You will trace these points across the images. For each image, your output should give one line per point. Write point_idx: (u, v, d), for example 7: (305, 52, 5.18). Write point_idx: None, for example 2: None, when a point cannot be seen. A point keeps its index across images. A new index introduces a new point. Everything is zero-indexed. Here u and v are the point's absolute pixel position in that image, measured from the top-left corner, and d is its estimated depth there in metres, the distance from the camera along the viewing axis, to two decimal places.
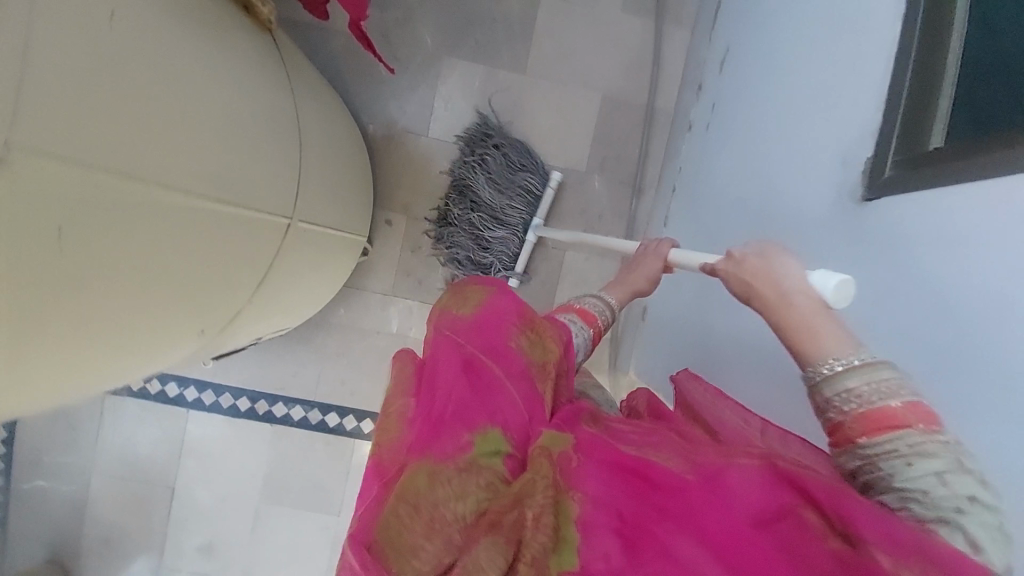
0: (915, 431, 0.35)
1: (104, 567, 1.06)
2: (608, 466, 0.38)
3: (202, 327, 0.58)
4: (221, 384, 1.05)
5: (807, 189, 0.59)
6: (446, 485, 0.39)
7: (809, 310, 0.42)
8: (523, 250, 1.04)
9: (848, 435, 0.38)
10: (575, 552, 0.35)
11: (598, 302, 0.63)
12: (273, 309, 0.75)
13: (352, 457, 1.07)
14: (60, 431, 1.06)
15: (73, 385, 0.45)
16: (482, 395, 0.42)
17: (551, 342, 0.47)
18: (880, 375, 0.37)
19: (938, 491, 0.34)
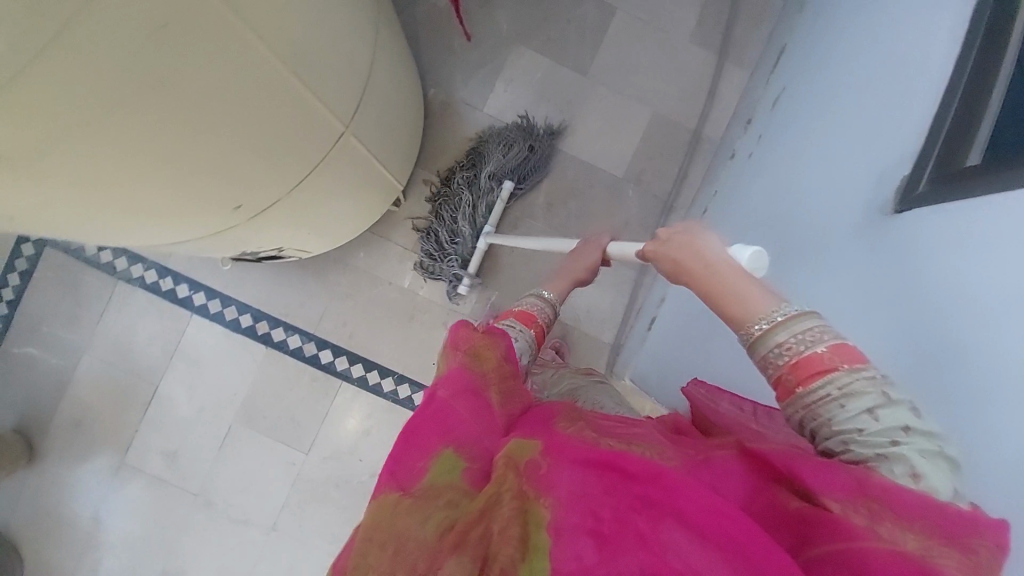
0: (841, 372, 0.36)
1: (68, 448, 1.07)
2: (576, 460, 0.37)
3: (239, 203, 0.61)
4: (229, 297, 1.08)
5: (840, 218, 0.60)
6: (408, 507, 0.38)
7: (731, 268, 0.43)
8: (473, 256, 1.05)
9: (787, 387, 0.38)
10: (547, 557, 0.34)
11: (538, 301, 0.65)
12: (297, 222, 0.77)
13: (334, 398, 1.08)
14: (64, 305, 1.08)
15: (108, 196, 0.47)
16: (436, 418, 0.44)
17: (489, 351, 0.50)
18: (803, 325, 0.38)
19: (871, 427, 0.35)
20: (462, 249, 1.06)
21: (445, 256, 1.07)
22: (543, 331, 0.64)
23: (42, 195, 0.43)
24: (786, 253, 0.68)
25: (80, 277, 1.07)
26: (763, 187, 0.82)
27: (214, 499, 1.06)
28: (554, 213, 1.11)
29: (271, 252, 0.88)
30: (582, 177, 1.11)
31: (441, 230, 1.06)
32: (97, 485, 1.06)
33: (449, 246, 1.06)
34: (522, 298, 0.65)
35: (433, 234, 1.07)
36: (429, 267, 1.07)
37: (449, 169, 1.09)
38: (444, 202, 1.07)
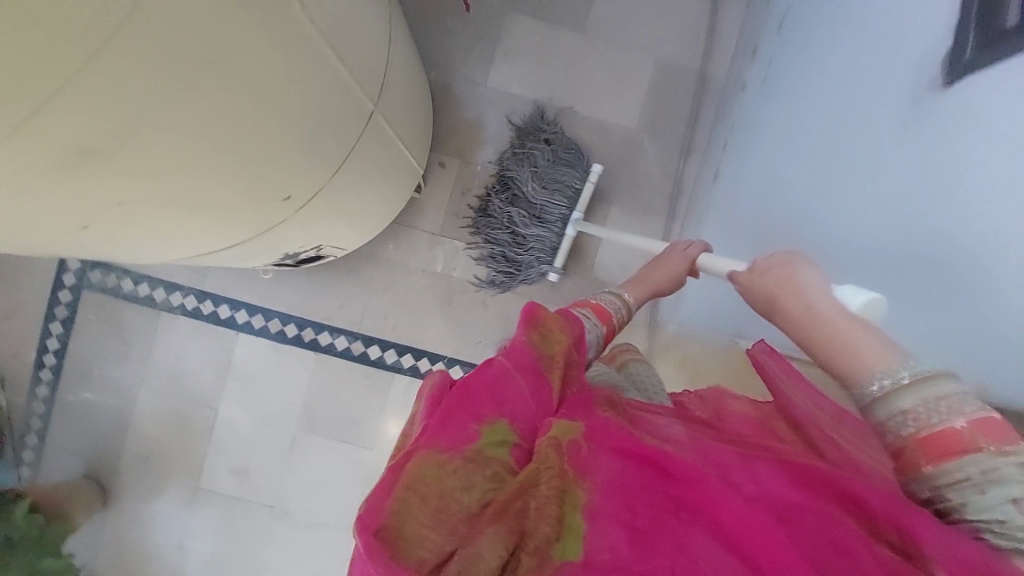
0: (985, 454, 0.36)
1: (139, 483, 1.08)
2: (619, 453, 0.40)
3: (287, 195, 0.61)
4: (270, 310, 1.09)
5: (878, 135, 0.57)
6: (455, 471, 0.38)
7: (846, 322, 0.46)
8: (561, 245, 1.04)
9: (913, 462, 0.39)
10: (581, 542, 0.36)
11: (615, 301, 0.68)
12: (336, 213, 0.77)
13: (390, 392, 1.09)
14: (111, 344, 1.09)
15: (174, 191, 0.48)
16: (493, 385, 0.42)
17: (560, 335, 0.48)
18: (933, 391, 0.39)
19: (1016, 520, 0.34)
20: (540, 253, 1.05)
21: (523, 268, 1.06)
22: (616, 329, 0.66)
23: (117, 192, 0.44)
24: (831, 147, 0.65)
25: (121, 314, 1.08)
26: (794, 109, 0.77)
27: (291, 508, 1.08)
28: None
29: (311, 253, 0.88)
30: (596, 134, 1.10)
31: (506, 247, 1.06)
32: (172, 516, 1.08)
33: (522, 258, 1.05)
34: (592, 297, 0.67)
35: (499, 255, 1.07)
36: (502, 281, 1.08)
37: (483, 196, 1.08)
38: (494, 228, 1.06)
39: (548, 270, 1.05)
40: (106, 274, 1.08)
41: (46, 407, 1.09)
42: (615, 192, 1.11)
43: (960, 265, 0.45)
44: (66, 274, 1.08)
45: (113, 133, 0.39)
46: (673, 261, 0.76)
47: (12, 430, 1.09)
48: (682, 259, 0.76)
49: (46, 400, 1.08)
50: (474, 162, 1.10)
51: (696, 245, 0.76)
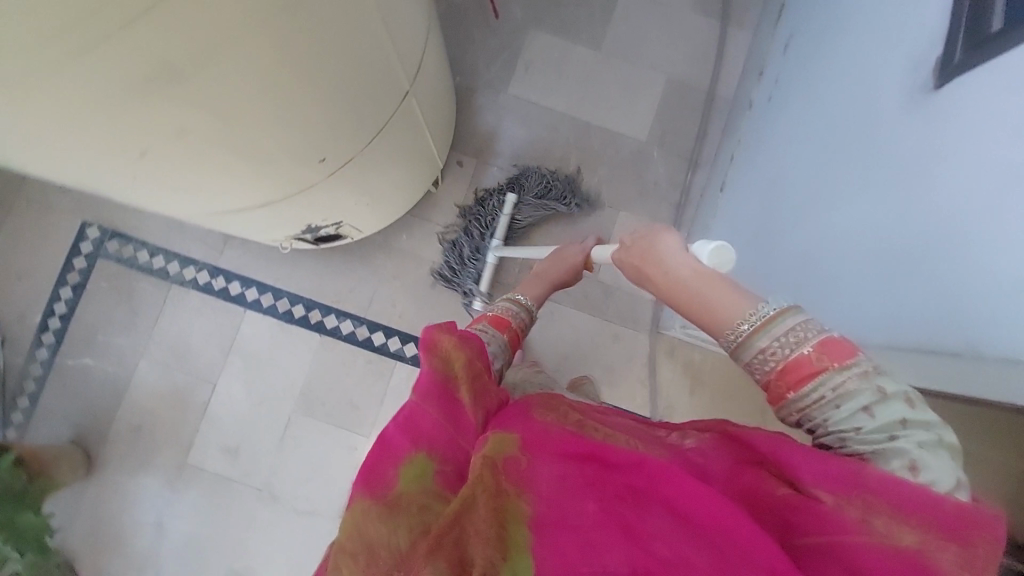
0: (831, 371, 0.41)
1: (129, 454, 1.07)
2: (559, 455, 0.41)
3: (323, 156, 0.64)
4: (280, 290, 1.10)
5: (866, 146, 0.62)
6: (380, 515, 0.41)
7: (703, 279, 0.50)
8: (485, 272, 1.08)
9: (780, 393, 0.44)
10: (528, 555, 0.37)
11: (511, 305, 0.70)
12: (361, 189, 0.80)
13: (391, 379, 1.09)
14: (119, 312, 1.09)
15: (226, 127, 0.51)
16: (407, 425, 0.47)
17: (457, 353, 0.52)
18: (784, 327, 0.43)
19: (867, 425, 0.40)
20: (482, 267, 1.09)
21: (464, 273, 1.09)
22: (519, 334, 0.69)
23: (177, 116, 0.47)
24: (830, 152, 0.69)
25: (132, 284, 1.10)
26: (802, 116, 0.81)
27: (279, 492, 1.06)
28: (585, 179, 1.15)
29: (330, 230, 0.89)
30: (608, 144, 1.16)
31: (466, 246, 1.10)
32: (158, 491, 1.06)
33: (470, 263, 1.09)
34: (489, 308, 0.70)
35: (457, 251, 1.10)
36: (446, 276, 1.10)
37: (485, 190, 1.13)
38: (475, 223, 1.11)
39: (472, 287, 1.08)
40: (123, 244, 1.10)
41: (43, 371, 1.08)
42: (623, 200, 1.15)
43: (919, 261, 0.52)
44: (83, 241, 1.11)
45: (190, 53, 0.41)
46: (572, 256, 0.79)
47: (4, 391, 1.08)
48: (580, 253, 0.80)
49: (45, 363, 1.08)
50: (490, 162, 1.15)
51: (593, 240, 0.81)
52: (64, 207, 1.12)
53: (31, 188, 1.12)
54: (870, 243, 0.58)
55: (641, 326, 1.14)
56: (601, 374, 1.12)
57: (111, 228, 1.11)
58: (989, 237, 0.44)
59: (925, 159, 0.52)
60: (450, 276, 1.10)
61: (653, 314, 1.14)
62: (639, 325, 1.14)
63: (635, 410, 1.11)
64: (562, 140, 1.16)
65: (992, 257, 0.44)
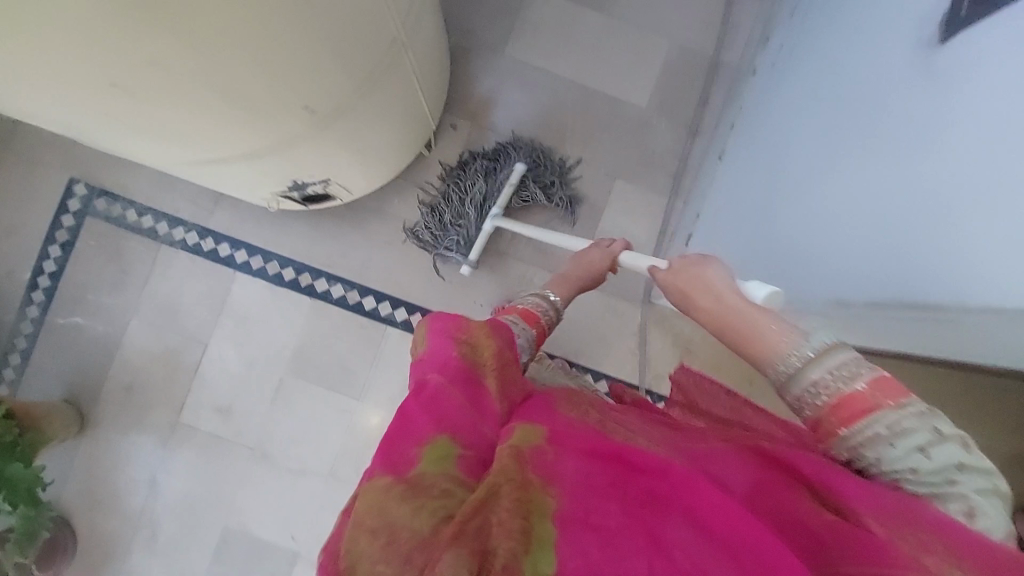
0: (886, 410, 0.40)
1: (122, 412, 1.08)
2: (582, 453, 0.40)
3: (307, 104, 0.62)
4: (271, 252, 1.09)
5: (871, 109, 0.60)
6: (402, 496, 0.39)
7: (751, 309, 0.50)
8: (478, 238, 1.05)
9: (830, 429, 0.43)
10: (553, 552, 0.34)
11: (539, 301, 0.69)
12: (351, 145, 0.78)
13: (382, 344, 1.09)
14: (108, 271, 1.09)
15: (202, 64, 0.49)
16: (429, 404, 0.45)
17: (486, 340, 0.53)
18: (836, 360, 0.43)
19: (925, 466, 0.39)
20: (464, 233, 1.06)
21: (444, 237, 1.07)
22: (545, 332, 0.68)
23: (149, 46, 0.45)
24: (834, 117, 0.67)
25: (121, 243, 1.08)
26: (809, 76, 0.78)
27: (271, 452, 1.07)
28: (583, 146, 1.13)
29: (318, 188, 0.88)
30: (607, 111, 1.14)
31: (447, 210, 1.07)
32: (152, 449, 1.07)
33: (451, 227, 1.06)
34: (516, 300, 0.69)
35: (437, 214, 1.07)
36: (423, 239, 1.08)
37: (469, 154, 1.10)
38: (458, 187, 1.07)
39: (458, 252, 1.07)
40: (111, 202, 1.09)
41: (34, 329, 1.08)
42: (621, 169, 1.13)
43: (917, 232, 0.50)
44: (71, 198, 1.09)
45: None
46: (594, 255, 0.78)
47: None
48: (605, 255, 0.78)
49: (35, 321, 1.08)
50: (486, 127, 1.13)
51: (619, 245, 0.78)
52: (51, 163, 1.10)
53: (17, 142, 1.10)
54: (865, 207, 0.57)
55: (634, 297, 1.14)
56: (593, 343, 1.13)
57: (99, 186, 1.09)
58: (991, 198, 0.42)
59: (930, 117, 0.50)
60: (428, 239, 1.07)
61: (646, 286, 1.13)
62: (632, 296, 1.13)
63: (626, 380, 1.12)
64: (560, 105, 1.13)
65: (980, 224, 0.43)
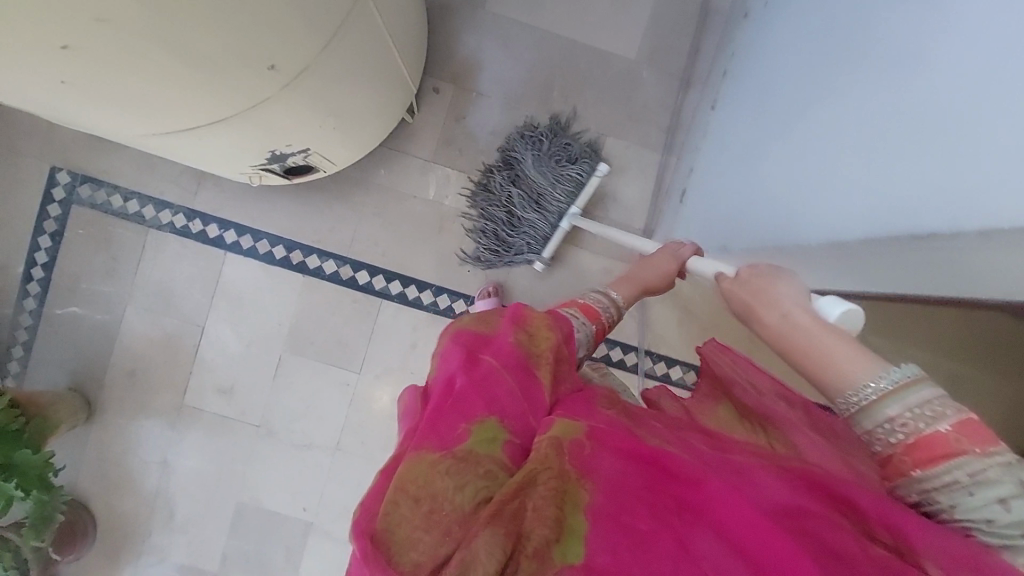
0: (971, 456, 0.36)
1: (127, 398, 1.09)
2: (621, 454, 0.41)
3: (271, 63, 0.59)
4: (259, 231, 1.08)
5: (866, 39, 0.56)
6: (447, 470, 0.41)
7: (827, 334, 0.46)
8: (554, 237, 1.04)
9: (901, 467, 0.39)
10: (582, 544, 0.37)
11: (602, 298, 0.65)
12: (322, 108, 0.75)
13: (379, 318, 1.08)
14: (100, 259, 1.08)
15: (153, 20, 0.47)
16: (481, 386, 0.45)
17: (547, 332, 0.51)
18: (918, 397, 0.39)
19: (1002, 518, 0.35)
20: (532, 239, 1.04)
21: (513, 248, 1.05)
22: (606, 329, 0.64)
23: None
24: (829, 53, 0.63)
25: (109, 230, 1.08)
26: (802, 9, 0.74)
27: (276, 428, 1.08)
28: (572, 104, 1.09)
29: (298, 159, 0.85)
30: (595, 65, 1.09)
31: (498, 225, 1.05)
32: (159, 432, 1.09)
33: (513, 239, 1.04)
34: (578, 296, 0.65)
35: (489, 233, 1.06)
36: (487, 258, 1.07)
37: (484, 170, 1.07)
38: (492, 205, 1.05)
39: (534, 258, 1.05)
40: (95, 189, 1.07)
41: (33, 320, 1.09)
42: (612, 126, 1.09)
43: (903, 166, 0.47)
44: (55, 187, 1.08)
45: None
46: (661, 261, 0.76)
47: None
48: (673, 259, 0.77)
49: (33, 313, 1.09)
50: (470, 89, 1.09)
51: (688, 250, 0.77)
52: (31, 151, 1.08)
53: None
54: (859, 143, 0.54)
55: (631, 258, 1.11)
56: None
57: (81, 172, 1.07)
58: (981, 114, 0.39)
59: (926, 29, 0.47)
60: (495, 256, 1.06)
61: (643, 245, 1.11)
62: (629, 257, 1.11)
63: (625, 341, 1.11)
64: (545, 61, 1.09)
65: (979, 130, 0.39)
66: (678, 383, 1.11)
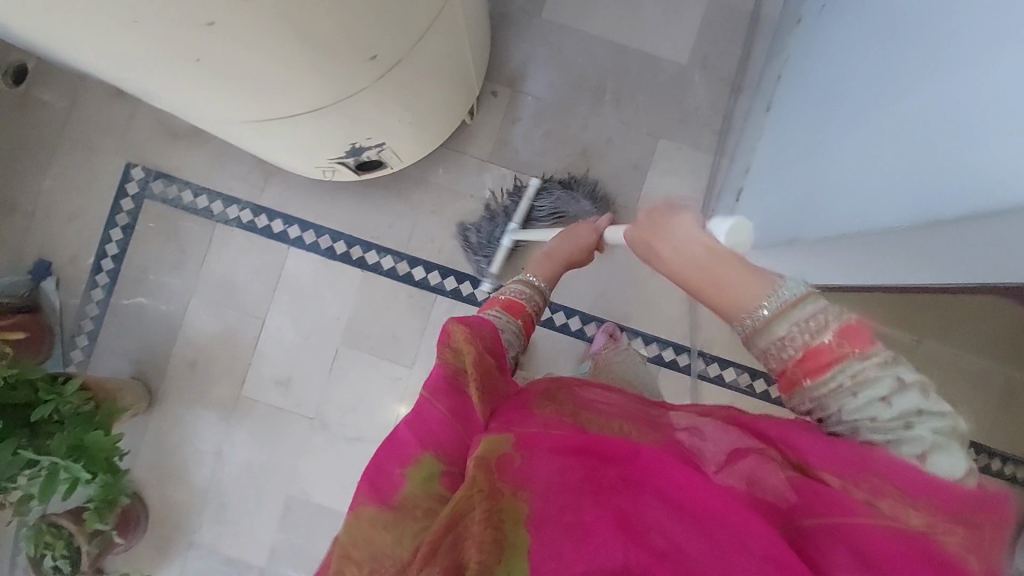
0: (851, 359, 0.44)
1: (186, 388, 1.12)
2: (553, 451, 0.43)
3: (372, 54, 0.63)
4: (322, 227, 1.11)
5: (932, 48, 0.55)
6: (387, 521, 0.42)
7: (715, 259, 0.53)
8: (498, 253, 1.07)
9: (795, 379, 0.46)
10: (526, 555, 0.38)
11: (523, 288, 0.71)
12: (403, 103, 0.78)
13: (433, 312, 1.10)
14: (168, 252, 1.12)
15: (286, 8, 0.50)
16: (414, 426, 0.48)
17: (466, 344, 0.52)
18: (803, 314, 0.46)
19: (883, 414, 0.42)
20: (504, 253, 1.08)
21: (485, 250, 1.09)
22: (531, 320, 0.70)
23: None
24: (892, 52, 0.63)
25: (177, 224, 1.12)
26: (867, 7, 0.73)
27: (329, 421, 1.09)
28: (624, 107, 1.12)
29: (371, 154, 0.89)
30: (647, 69, 1.12)
31: (500, 224, 1.08)
32: (215, 421, 1.11)
33: (495, 242, 1.08)
34: (500, 292, 0.71)
35: (490, 224, 1.09)
36: (469, 241, 1.10)
37: (547, 175, 1.11)
38: (516, 204, 1.09)
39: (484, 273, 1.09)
40: (167, 185, 1.12)
41: (100, 310, 1.13)
42: (663, 127, 1.12)
43: (965, 167, 0.47)
44: (128, 182, 1.13)
45: None
46: (585, 236, 0.82)
47: (63, 330, 1.13)
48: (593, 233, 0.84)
49: (100, 303, 1.13)
50: (525, 92, 1.13)
51: (605, 222, 0.85)
52: (107, 148, 1.14)
53: (74, 130, 1.14)
54: (915, 147, 0.54)
55: None
56: (641, 306, 1.12)
57: (155, 169, 1.13)
58: None
59: (994, 40, 0.46)
60: (470, 248, 1.09)
61: None
62: None
63: (676, 341, 1.11)
64: (598, 66, 1.12)
65: (1019, 132, 0.41)
66: (731, 384, 1.10)
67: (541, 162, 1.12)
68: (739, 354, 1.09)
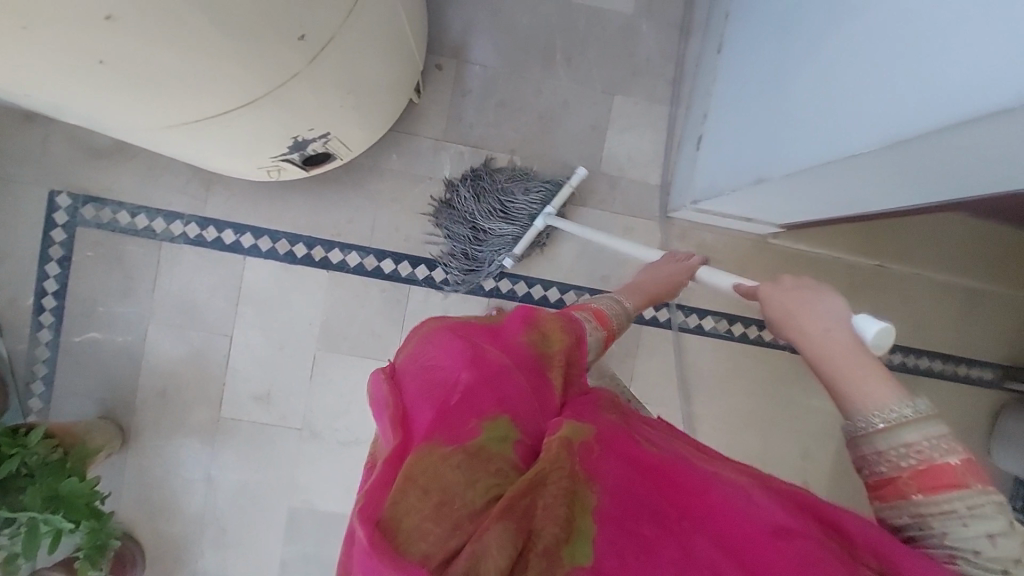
0: (971, 490, 0.41)
1: (161, 418, 1.06)
2: (624, 460, 0.43)
3: (300, 34, 0.57)
4: (276, 231, 1.05)
5: None
6: (461, 462, 0.37)
7: (851, 354, 0.50)
8: (529, 235, 1.02)
9: (903, 490, 0.44)
10: (590, 545, 0.37)
11: (614, 304, 0.70)
12: (342, 87, 0.73)
13: (409, 303, 1.07)
14: (115, 280, 1.05)
15: None
16: (493, 380, 0.42)
17: (558, 335, 0.53)
18: (934, 430, 0.44)
19: (986, 550, 0.40)
20: (501, 245, 1.03)
21: (483, 262, 1.04)
22: (615, 334, 0.66)
23: None
24: None
25: (119, 248, 1.04)
26: None
27: (319, 428, 1.07)
28: (574, 66, 1.08)
29: (317, 146, 0.83)
30: (593, 23, 1.08)
31: (464, 244, 1.04)
32: (199, 448, 1.06)
33: (483, 254, 1.03)
34: (589, 302, 0.68)
35: (456, 251, 1.05)
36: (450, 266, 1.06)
37: (450, 180, 1.06)
38: (455, 220, 1.04)
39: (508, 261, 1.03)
40: (99, 208, 1.04)
41: (50, 352, 1.05)
42: (616, 82, 1.09)
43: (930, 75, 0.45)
44: (55, 210, 1.04)
45: None
46: (671, 267, 0.84)
47: (15, 379, 1.05)
48: (682, 267, 0.84)
49: (50, 344, 1.05)
50: (471, 62, 1.07)
51: (696, 259, 0.85)
52: (23, 176, 1.03)
53: None
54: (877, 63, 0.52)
55: (651, 214, 1.10)
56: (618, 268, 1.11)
57: (82, 193, 1.04)
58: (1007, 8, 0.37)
59: None
60: (463, 273, 1.05)
61: (660, 200, 1.09)
62: (649, 213, 1.10)
63: None
64: (543, 25, 1.08)
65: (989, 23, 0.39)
66: (712, 331, 1.12)
67: (497, 134, 1.08)
68: (716, 302, 1.11)
